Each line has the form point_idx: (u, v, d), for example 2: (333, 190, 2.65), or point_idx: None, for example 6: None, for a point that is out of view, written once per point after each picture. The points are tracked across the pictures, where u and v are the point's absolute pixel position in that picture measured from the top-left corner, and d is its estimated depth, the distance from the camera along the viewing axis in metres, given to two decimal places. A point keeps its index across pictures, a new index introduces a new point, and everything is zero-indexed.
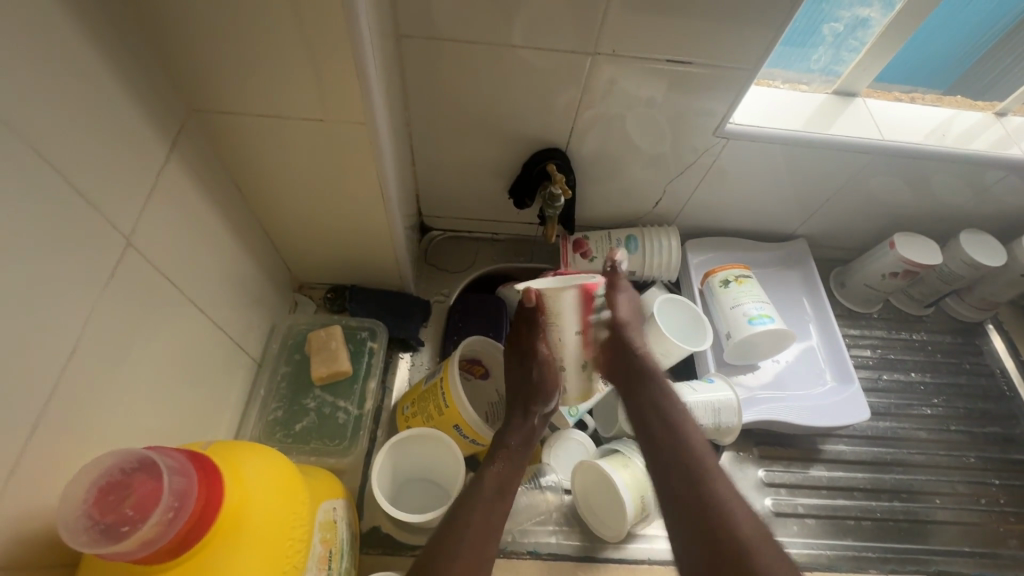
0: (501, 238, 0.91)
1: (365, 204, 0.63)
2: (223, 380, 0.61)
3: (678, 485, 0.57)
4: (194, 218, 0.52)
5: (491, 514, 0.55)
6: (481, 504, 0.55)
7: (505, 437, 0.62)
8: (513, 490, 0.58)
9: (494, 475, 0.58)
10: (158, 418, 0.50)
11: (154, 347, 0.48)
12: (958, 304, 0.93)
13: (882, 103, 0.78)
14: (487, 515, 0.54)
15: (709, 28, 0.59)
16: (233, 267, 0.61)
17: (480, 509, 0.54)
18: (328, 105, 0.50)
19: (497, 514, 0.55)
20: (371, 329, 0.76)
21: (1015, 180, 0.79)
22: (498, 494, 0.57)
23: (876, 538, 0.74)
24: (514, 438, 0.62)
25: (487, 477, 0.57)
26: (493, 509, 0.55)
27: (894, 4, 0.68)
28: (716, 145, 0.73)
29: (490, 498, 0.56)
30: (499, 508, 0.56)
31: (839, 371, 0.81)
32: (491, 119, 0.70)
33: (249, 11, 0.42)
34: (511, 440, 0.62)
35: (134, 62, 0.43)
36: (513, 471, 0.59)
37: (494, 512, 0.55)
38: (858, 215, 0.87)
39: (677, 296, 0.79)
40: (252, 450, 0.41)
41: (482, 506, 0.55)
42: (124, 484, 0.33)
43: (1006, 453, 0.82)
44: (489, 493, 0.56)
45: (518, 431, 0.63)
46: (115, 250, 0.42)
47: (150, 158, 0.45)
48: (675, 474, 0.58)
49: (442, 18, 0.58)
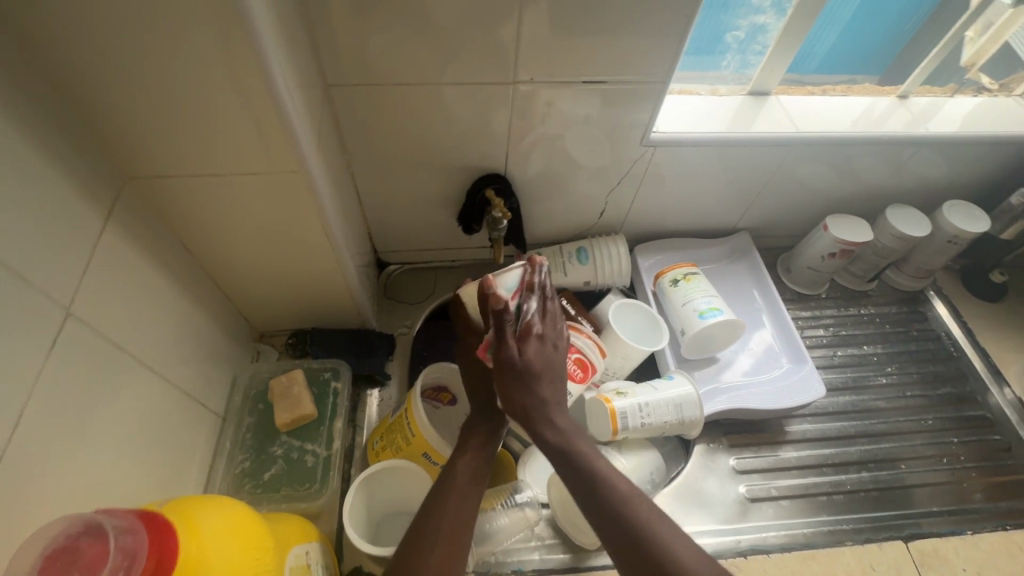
0: (457, 265, 0.93)
1: (311, 248, 0.64)
2: (186, 437, 0.61)
3: (609, 524, 0.52)
4: (138, 281, 0.53)
5: (466, 503, 0.54)
6: (455, 495, 0.55)
7: (473, 427, 0.62)
8: (486, 477, 0.58)
9: (465, 466, 0.57)
10: (117, 483, 0.50)
11: (107, 413, 0.48)
12: (897, 275, 0.98)
13: (793, 98, 0.83)
14: (460, 505, 0.54)
15: (617, 48, 0.63)
16: (186, 324, 0.61)
17: (453, 502, 0.54)
18: (260, 158, 0.52)
19: (474, 501, 0.55)
20: (334, 369, 0.76)
21: (927, 154, 0.85)
22: (470, 483, 0.56)
23: (849, 510, 0.76)
24: (481, 428, 0.62)
25: (457, 468, 0.57)
26: (468, 497, 0.55)
27: (785, 9, 0.74)
28: (646, 154, 0.77)
29: (463, 493, 0.55)
30: (474, 496, 0.56)
31: (793, 353, 0.84)
32: (429, 152, 0.73)
33: (166, 78, 0.44)
34: (482, 430, 0.62)
35: (61, 139, 0.44)
36: (485, 458, 0.59)
37: (468, 501, 0.55)
38: (791, 204, 0.92)
39: (632, 300, 0.82)
40: (212, 504, 0.42)
41: (454, 497, 0.54)
42: (72, 549, 0.32)
43: (961, 411, 0.86)
44: (461, 482, 0.56)
45: (488, 419, 0.63)
46: (54, 322, 0.43)
47: (85, 228, 0.46)
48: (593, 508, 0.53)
49: (367, 64, 0.61)
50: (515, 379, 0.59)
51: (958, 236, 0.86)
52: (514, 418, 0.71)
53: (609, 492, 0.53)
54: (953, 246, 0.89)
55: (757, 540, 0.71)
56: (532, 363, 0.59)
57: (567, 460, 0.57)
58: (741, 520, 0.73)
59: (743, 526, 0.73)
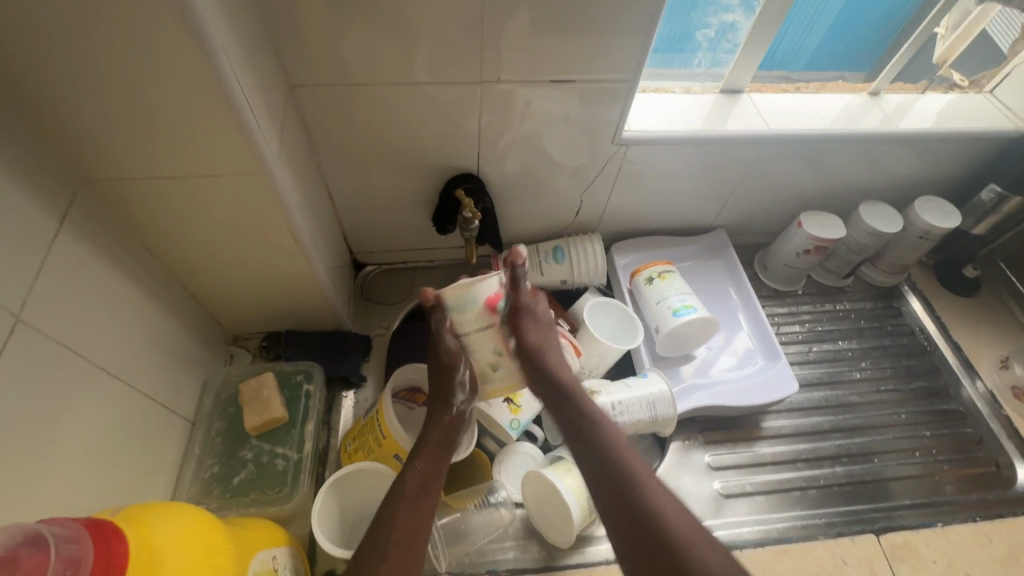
0: (435, 265, 0.93)
1: (279, 250, 0.64)
2: (152, 442, 0.60)
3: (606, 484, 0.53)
4: (96, 286, 0.52)
5: (415, 513, 0.54)
6: (403, 506, 0.54)
7: (424, 432, 0.61)
8: (439, 484, 0.58)
9: (415, 474, 0.57)
10: (76, 490, 0.49)
11: (63, 420, 0.48)
12: (872, 271, 0.99)
13: (765, 97, 0.83)
14: (411, 516, 0.54)
15: (584, 46, 0.63)
16: (151, 328, 0.61)
17: (403, 513, 0.54)
18: (220, 160, 0.51)
19: (423, 510, 0.55)
20: (307, 371, 0.76)
21: (898, 150, 0.85)
22: (420, 491, 0.56)
23: (822, 505, 0.76)
24: (433, 433, 0.61)
25: (408, 477, 0.56)
26: (418, 507, 0.55)
27: (753, 7, 0.74)
28: (619, 152, 0.77)
29: (413, 504, 0.55)
30: (425, 505, 0.55)
31: (767, 349, 0.85)
32: (400, 153, 0.73)
33: (116, 80, 0.43)
34: (434, 435, 0.61)
35: (9, 142, 0.43)
36: (436, 465, 0.59)
37: (418, 512, 0.54)
38: (767, 201, 0.92)
39: (607, 299, 0.82)
40: (165, 511, 0.41)
41: (404, 508, 0.54)
42: (11, 559, 0.31)
43: (933, 405, 0.87)
44: (411, 493, 0.55)
45: (439, 424, 0.62)
46: (3, 329, 0.42)
47: (36, 233, 0.46)
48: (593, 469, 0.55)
49: (332, 64, 0.61)
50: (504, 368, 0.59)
51: (930, 232, 0.87)
52: (488, 417, 0.70)
53: (611, 454, 0.55)
54: (925, 242, 0.89)
55: (731, 536, 0.72)
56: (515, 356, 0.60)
57: (575, 424, 0.59)
58: (716, 516, 0.74)
59: (717, 522, 0.73)
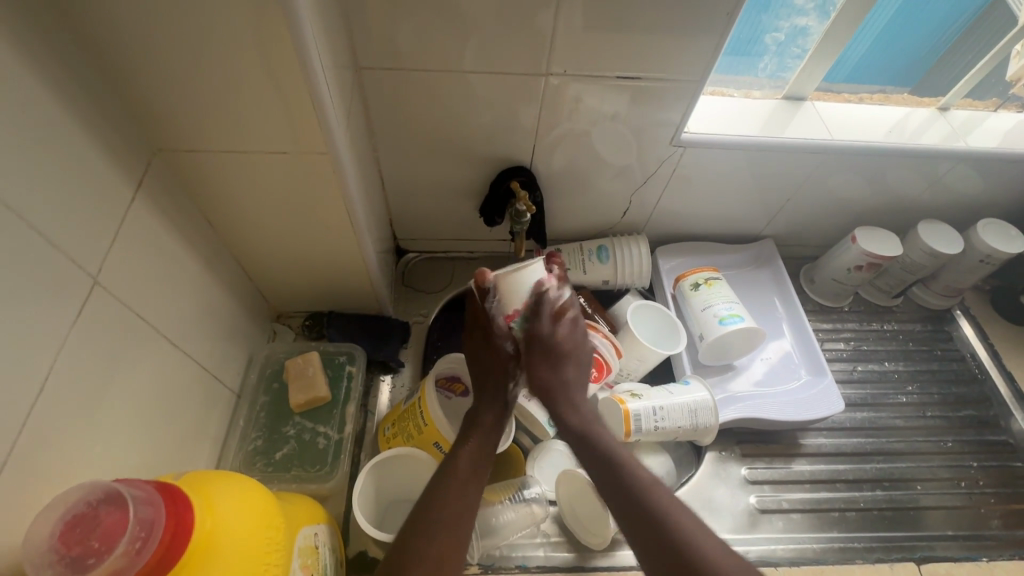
0: (476, 257, 0.93)
1: (335, 231, 0.64)
2: (201, 412, 0.62)
3: (636, 519, 0.50)
4: (162, 254, 0.53)
5: (465, 495, 0.54)
6: (454, 487, 0.54)
7: (477, 415, 0.61)
8: (488, 468, 0.58)
9: (466, 455, 0.57)
10: (132, 452, 0.50)
11: (126, 383, 0.49)
12: (924, 292, 0.95)
13: (829, 105, 0.81)
14: (459, 498, 0.53)
15: (655, 43, 0.61)
16: (206, 300, 0.62)
17: (452, 496, 0.53)
18: (291, 138, 0.52)
19: (472, 491, 0.54)
20: (349, 353, 0.77)
21: (965, 169, 0.82)
22: (470, 472, 0.56)
23: (861, 528, 0.74)
24: (486, 417, 0.61)
25: (460, 458, 0.56)
26: (467, 488, 0.54)
27: (829, 12, 0.72)
28: (675, 154, 0.76)
29: (462, 483, 0.54)
30: (475, 487, 0.55)
31: (812, 365, 0.83)
32: (455, 141, 0.73)
33: (200, 52, 0.43)
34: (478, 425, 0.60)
35: (95, 107, 0.44)
36: (485, 450, 0.58)
37: (466, 495, 0.54)
38: (819, 212, 0.90)
39: (651, 302, 0.81)
40: (222, 478, 0.42)
41: (451, 491, 0.53)
42: (92, 515, 0.33)
43: (983, 435, 0.84)
44: (461, 474, 0.55)
45: (492, 407, 0.62)
46: (80, 290, 0.43)
47: (115, 199, 0.47)
48: (616, 497, 0.52)
49: (399, 47, 0.60)
50: (544, 359, 0.63)
51: (991, 256, 0.84)
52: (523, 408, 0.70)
53: (632, 477, 0.53)
54: (985, 266, 0.86)
55: (766, 551, 0.70)
56: (560, 346, 0.64)
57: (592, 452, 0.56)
58: (750, 531, 0.72)
59: (751, 536, 0.72)
